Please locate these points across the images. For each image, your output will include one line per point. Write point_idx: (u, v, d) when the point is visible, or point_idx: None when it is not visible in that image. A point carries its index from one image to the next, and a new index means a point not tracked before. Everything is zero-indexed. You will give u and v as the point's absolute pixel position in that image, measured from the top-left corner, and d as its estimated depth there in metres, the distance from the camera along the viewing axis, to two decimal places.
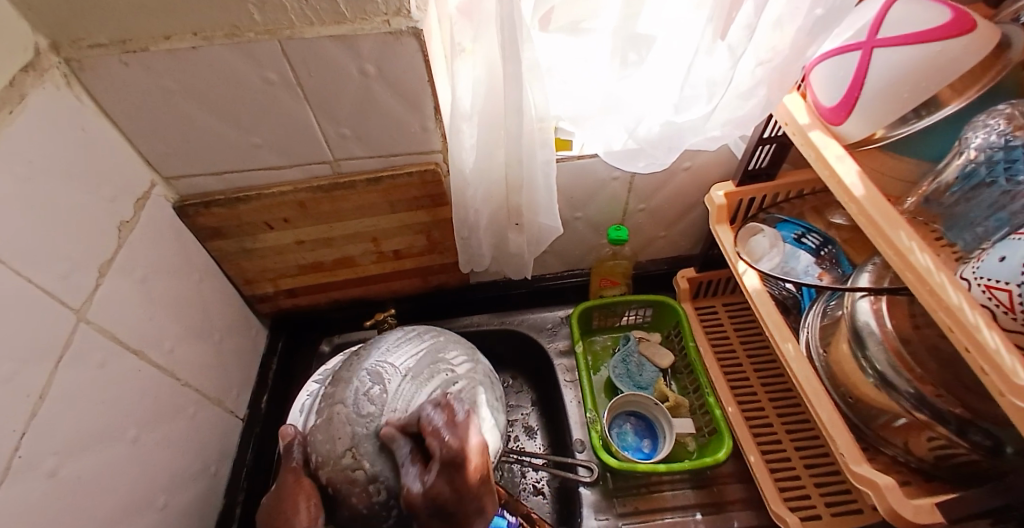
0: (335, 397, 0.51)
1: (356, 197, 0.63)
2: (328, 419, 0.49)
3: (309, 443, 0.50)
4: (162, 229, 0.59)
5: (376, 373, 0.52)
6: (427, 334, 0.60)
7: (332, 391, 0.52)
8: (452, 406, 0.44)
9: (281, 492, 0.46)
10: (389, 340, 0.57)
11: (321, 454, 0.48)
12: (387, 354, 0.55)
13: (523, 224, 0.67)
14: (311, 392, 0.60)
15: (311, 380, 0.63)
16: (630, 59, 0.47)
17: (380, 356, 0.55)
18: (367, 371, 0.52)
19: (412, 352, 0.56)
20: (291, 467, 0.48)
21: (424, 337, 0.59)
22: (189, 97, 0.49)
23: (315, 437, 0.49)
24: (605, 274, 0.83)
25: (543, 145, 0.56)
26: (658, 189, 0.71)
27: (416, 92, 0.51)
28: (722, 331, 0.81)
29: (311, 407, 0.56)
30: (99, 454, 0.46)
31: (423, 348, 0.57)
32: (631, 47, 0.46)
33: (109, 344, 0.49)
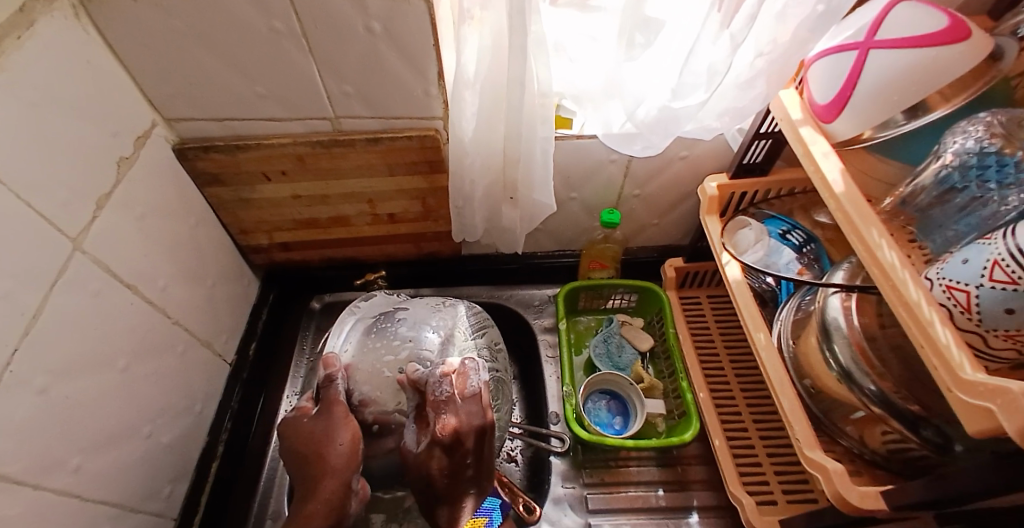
0: (417, 347, 0.64)
1: (355, 156, 0.64)
2: (400, 365, 0.62)
3: (359, 380, 0.61)
4: (161, 169, 0.60)
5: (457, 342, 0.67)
6: (483, 318, 0.74)
7: (413, 337, 0.65)
8: (467, 375, 0.53)
9: (333, 422, 0.53)
10: (456, 313, 0.70)
11: (373, 395, 0.60)
12: (460, 325, 0.69)
13: (518, 198, 0.68)
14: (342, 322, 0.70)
15: (357, 302, 0.73)
16: (636, 40, 0.48)
17: (446, 325, 0.68)
18: (450, 337, 0.67)
19: (477, 327, 0.71)
20: (338, 403, 0.55)
21: (481, 320, 0.73)
22: (193, 38, 0.49)
23: (368, 374, 0.61)
24: (595, 256, 0.85)
25: (543, 122, 0.57)
26: (654, 176, 0.72)
27: (420, 55, 0.52)
28: (701, 321, 0.83)
29: (358, 343, 0.65)
30: (88, 378, 0.48)
31: (484, 327, 0.73)
32: (637, 26, 0.47)
33: (105, 276, 0.50)
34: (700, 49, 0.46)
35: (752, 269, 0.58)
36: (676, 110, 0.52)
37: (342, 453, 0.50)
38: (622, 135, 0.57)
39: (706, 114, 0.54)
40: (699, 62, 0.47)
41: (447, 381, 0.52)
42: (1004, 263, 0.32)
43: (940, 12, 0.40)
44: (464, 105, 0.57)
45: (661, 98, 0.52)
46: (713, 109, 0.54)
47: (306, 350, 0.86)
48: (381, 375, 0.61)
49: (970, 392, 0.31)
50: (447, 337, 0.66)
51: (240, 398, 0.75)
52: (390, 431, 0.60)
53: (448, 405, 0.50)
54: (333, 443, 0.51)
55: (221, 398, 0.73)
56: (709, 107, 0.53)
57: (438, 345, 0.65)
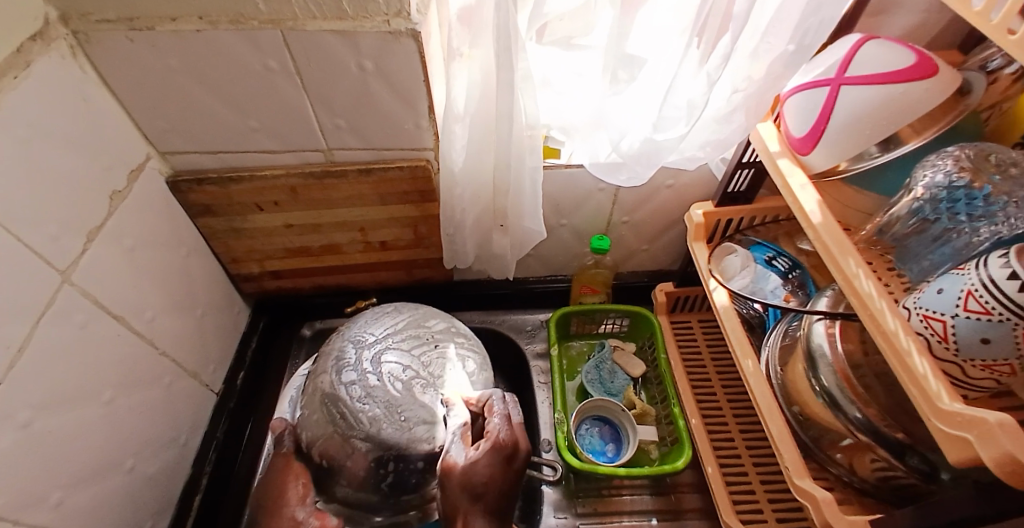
0: (319, 372, 0.60)
1: (346, 187, 0.65)
2: (314, 397, 0.58)
3: (303, 427, 0.58)
4: (154, 201, 0.60)
5: (357, 341, 0.60)
6: (411, 307, 0.66)
7: (316, 367, 0.61)
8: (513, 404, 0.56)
9: (274, 471, 0.58)
10: (370, 313, 0.65)
11: (310, 431, 0.57)
12: (376, 322, 0.63)
13: (508, 226, 0.69)
14: (297, 384, 0.69)
15: (299, 372, 0.71)
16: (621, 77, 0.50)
17: (346, 333, 0.62)
18: (349, 341, 0.61)
19: (397, 316, 0.64)
20: (280, 452, 0.59)
21: (405, 308, 0.65)
22: (190, 76, 0.51)
23: (304, 419, 0.59)
24: (586, 282, 0.85)
25: (531, 152, 0.58)
26: (642, 203, 0.74)
27: (411, 91, 0.53)
28: (692, 346, 0.83)
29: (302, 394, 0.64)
30: (71, 411, 0.47)
31: (410, 313, 0.65)
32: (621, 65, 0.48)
33: (92, 308, 0.50)
34: (681, 86, 0.48)
35: (739, 296, 0.58)
36: (658, 143, 0.54)
37: (288, 499, 0.55)
38: (607, 165, 0.59)
39: (687, 146, 0.56)
40: (680, 97, 0.49)
41: (511, 403, 0.56)
42: (978, 294, 0.33)
43: (907, 49, 0.42)
44: (454, 137, 0.58)
45: (644, 131, 0.54)
46: (694, 142, 0.56)
47: None
48: (306, 414, 0.58)
49: (947, 422, 0.31)
50: (351, 339, 0.61)
51: (225, 430, 0.74)
52: (342, 461, 0.55)
53: (502, 423, 0.51)
54: (280, 492, 0.56)
55: (206, 429, 0.71)
56: (690, 140, 0.55)
57: (342, 350, 0.60)
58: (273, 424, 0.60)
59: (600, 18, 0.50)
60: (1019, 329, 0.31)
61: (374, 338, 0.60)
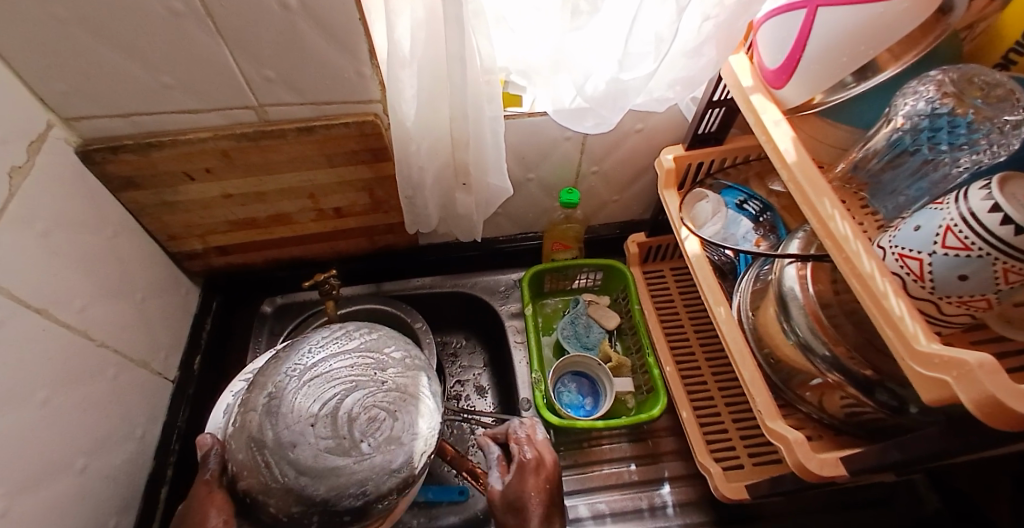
0: (248, 403, 0.45)
1: (287, 148, 0.58)
2: (239, 431, 0.44)
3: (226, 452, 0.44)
4: (64, 176, 0.53)
5: (297, 369, 0.46)
6: (358, 329, 0.51)
7: (246, 395, 0.46)
8: (533, 425, 0.59)
9: (190, 508, 0.42)
10: (311, 339, 0.49)
11: (233, 466, 0.43)
12: (315, 355, 0.47)
13: (471, 184, 0.64)
14: (235, 393, 0.52)
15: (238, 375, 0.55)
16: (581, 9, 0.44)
17: (290, 353, 0.48)
18: (288, 367, 0.46)
19: (344, 345, 0.49)
20: (201, 481, 0.44)
21: (351, 333, 0.50)
22: (81, 26, 0.43)
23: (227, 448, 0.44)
24: (558, 238, 0.82)
25: (490, 101, 0.54)
26: (612, 151, 0.70)
27: (348, 32, 0.47)
28: (665, 295, 0.83)
29: (229, 408, 0.50)
30: (3, 418, 0.43)
31: (359, 339, 0.50)
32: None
33: (8, 302, 0.44)
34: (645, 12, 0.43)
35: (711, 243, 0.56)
36: (623, 82, 0.50)
37: None
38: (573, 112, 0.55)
39: (655, 85, 0.52)
40: (644, 28, 0.44)
41: (524, 423, 0.59)
42: (956, 229, 0.32)
43: None
44: (402, 86, 0.52)
45: (609, 70, 0.49)
46: (662, 80, 0.52)
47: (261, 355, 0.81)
48: (230, 445, 0.44)
49: (925, 365, 0.31)
50: (291, 362, 0.47)
51: (188, 416, 0.70)
52: (263, 508, 0.41)
53: (525, 447, 0.55)
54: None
55: (166, 417, 0.67)
56: (658, 78, 0.51)
57: (276, 382, 0.45)
58: (197, 441, 0.47)
59: None
60: (997, 265, 0.30)
61: (318, 363, 0.47)
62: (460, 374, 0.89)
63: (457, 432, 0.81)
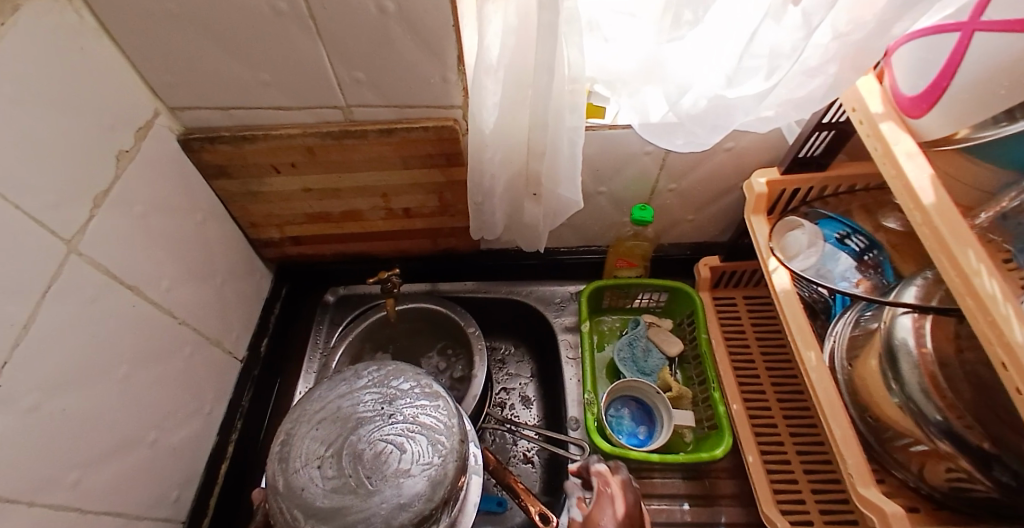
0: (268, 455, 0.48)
1: (366, 148, 0.59)
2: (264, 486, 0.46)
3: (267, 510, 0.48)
4: (165, 162, 0.56)
5: (303, 414, 0.48)
6: (369, 367, 0.52)
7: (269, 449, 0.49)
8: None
9: None
10: (324, 382, 0.51)
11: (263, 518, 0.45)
12: (325, 397, 0.49)
13: (542, 195, 0.62)
14: None
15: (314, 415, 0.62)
16: (684, 17, 0.41)
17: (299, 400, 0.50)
18: (296, 414, 0.49)
19: (353, 384, 0.50)
20: None
21: (360, 371, 0.51)
22: (193, 23, 0.45)
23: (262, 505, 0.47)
24: (623, 255, 0.78)
25: (571, 111, 0.52)
26: (695, 169, 0.65)
27: (439, 38, 0.47)
28: (735, 325, 0.77)
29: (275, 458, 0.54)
30: (88, 389, 0.46)
31: (369, 376, 0.51)
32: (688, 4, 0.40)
33: (102, 279, 0.47)
34: (766, 30, 0.40)
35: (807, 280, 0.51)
36: (729, 101, 0.46)
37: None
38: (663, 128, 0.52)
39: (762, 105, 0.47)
40: (763, 45, 0.41)
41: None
42: None
43: None
44: (485, 93, 0.51)
45: (714, 87, 0.46)
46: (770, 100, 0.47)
47: (320, 344, 0.84)
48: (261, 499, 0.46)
49: None
50: (299, 408, 0.49)
51: (251, 396, 0.73)
52: None
53: None
54: None
55: (232, 397, 0.70)
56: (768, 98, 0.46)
57: (287, 428, 0.48)
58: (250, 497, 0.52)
59: None
60: None
61: (323, 405, 0.48)
62: (506, 381, 0.88)
63: (499, 441, 0.79)
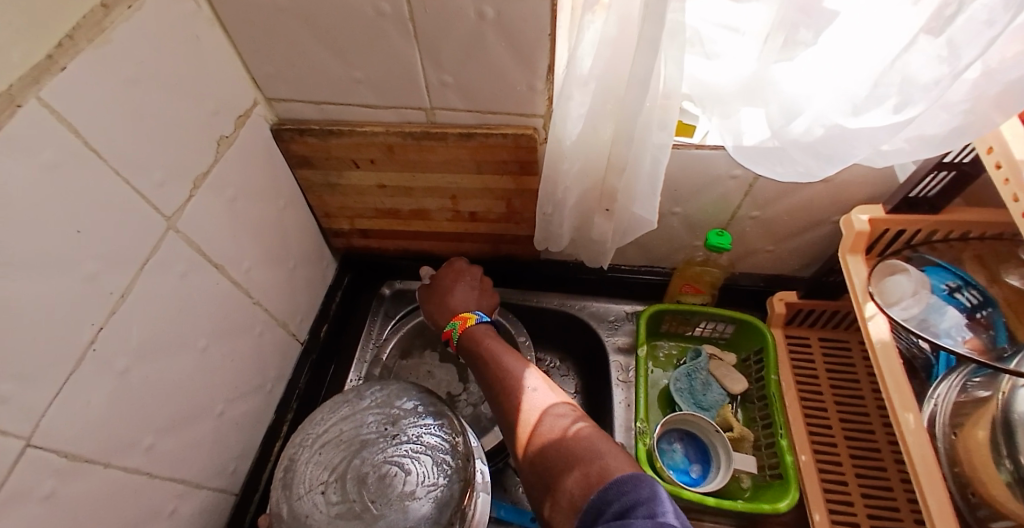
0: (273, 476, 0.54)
1: (444, 150, 0.59)
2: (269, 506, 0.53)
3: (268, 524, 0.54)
4: (258, 149, 0.59)
5: (306, 440, 0.54)
6: (371, 388, 0.59)
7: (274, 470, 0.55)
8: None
9: None
10: (326, 404, 0.58)
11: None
12: (329, 419, 0.56)
13: (614, 211, 0.60)
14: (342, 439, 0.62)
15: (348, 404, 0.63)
16: (797, 36, 0.40)
17: (302, 424, 0.56)
18: (300, 439, 0.55)
19: (356, 405, 0.57)
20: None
21: (364, 392, 0.58)
22: (300, 18, 0.47)
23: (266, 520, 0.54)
24: (690, 280, 0.74)
25: (660, 127, 0.49)
26: (785, 197, 0.61)
27: (533, 45, 0.46)
28: (807, 369, 0.71)
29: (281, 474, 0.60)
30: (170, 357, 0.49)
31: (372, 397, 0.58)
32: (803, 21, 0.38)
33: (194, 256, 0.50)
34: (907, 54, 0.36)
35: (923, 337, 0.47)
36: (848, 131, 0.42)
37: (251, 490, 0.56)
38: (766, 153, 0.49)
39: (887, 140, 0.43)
40: (899, 71, 0.37)
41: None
42: None
43: None
44: (571, 103, 0.50)
45: (831, 115, 0.42)
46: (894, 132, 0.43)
47: (373, 335, 0.84)
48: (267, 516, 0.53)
49: None
50: (303, 432, 0.55)
51: (307, 379, 0.75)
52: None
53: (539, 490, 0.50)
54: None
55: (290, 381, 0.73)
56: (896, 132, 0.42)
57: (290, 453, 0.54)
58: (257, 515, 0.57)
59: None
60: None
61: (328, 433, 0.55)
62: None
63: None
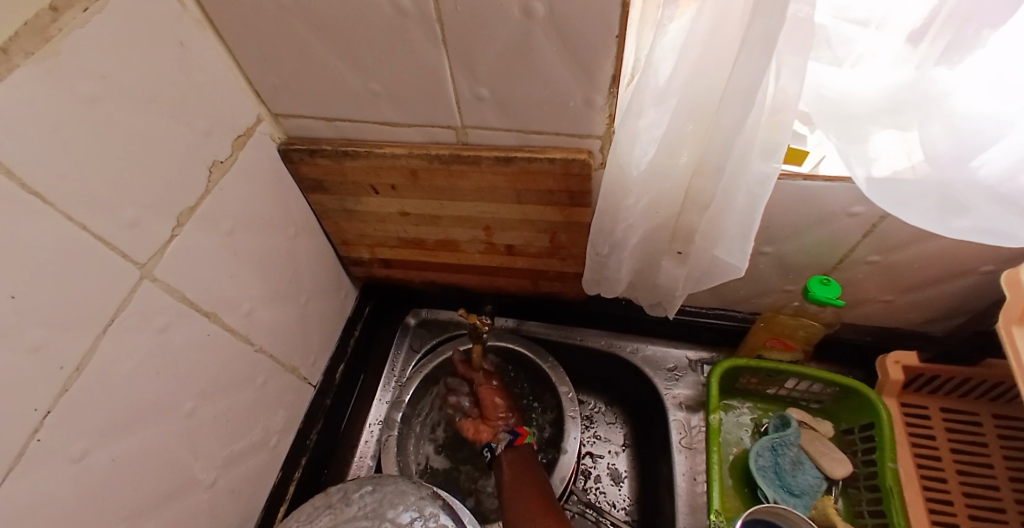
0: None
1: (476, 177, 0.49)
2: None
3: None
4: (263, 174, 0.51)
5: None
6: (362, 489, 0.49)
7: None
8: None
9: None
10: (304, 508, 0.49)
11: None
12: None
13: (687, 254, 0.48)
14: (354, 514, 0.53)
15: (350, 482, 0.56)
16: (973, 36, 0.28)
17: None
18: None
19: (340, 514, 0.48)
20: None
21: (352, 496, 0.49)
22: (303, 18, 0.38)
23: None
24: (778, 334, 0.61)
25: (766, 155, 0.36)
26: (922, 240, 0.46)
27: (593, 51, 0.35)
28: (926, 449, 0.57)
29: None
30: (145, 430, 0.41)
31: (361, 503, 0.48)
32: (986, 13, 0.27)
33: (176, 306, 0.42)
34: None
35: None
36: None
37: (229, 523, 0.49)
38: (939, 207, 0.37)
39: None
40: None
41: None
42: None
43: None
44: (640, 121, 0.39)
45: None
46: None
47: (396, 371, 0.78)
48: None
49: None
50: None
51: (320, 429, 0.68)
52: None
53: None
54: None
55: (301, 429, 0.65)
56: None
57: None
58: None
59: None
60: None
61: None
62: (592, 446, 0.74)
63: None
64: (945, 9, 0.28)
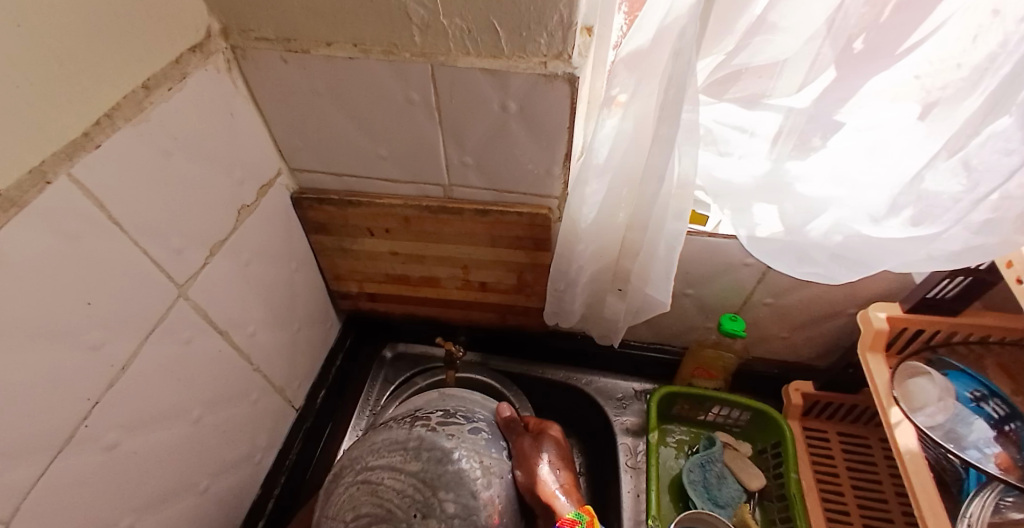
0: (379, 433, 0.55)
1: (459, 224, 0.60)
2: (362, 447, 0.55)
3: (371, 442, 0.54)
4: (277, 215, 0.60)
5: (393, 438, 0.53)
6: (456, 456, 0.51)
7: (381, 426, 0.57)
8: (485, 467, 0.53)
9: None
10: (442, 440, 0.52)
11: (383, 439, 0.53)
12: (416, 446, 0.51)
13: (627, 291, 0.60)
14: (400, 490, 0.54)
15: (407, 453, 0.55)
16: (810, 143, 0.43)
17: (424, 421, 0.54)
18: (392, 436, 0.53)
19: (437, 462, 0.49)
20: None
21: (450, 456, 0.50)
22: (332, 100, 0.50)
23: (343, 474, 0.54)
24: (703, 364, 0.73)
25: (676, 217, 0.48)
26: (801, 287, 0.60)
27: (552, 137, 0.48)
28: (826, 466, 0.68)
29: None
30: (162, 430, 0.47)
31: (448, 465, 0.50)
32: (816, 128, 0.42)
33: (200, 323, 0.50)
34: (930, 173, 0.37)
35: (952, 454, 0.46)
36: (871, 239, 0.44)
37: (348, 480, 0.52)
38: (795, 259, 0.50)
39: (914, 253, 0.43)
40: (922, 188, 0.38)
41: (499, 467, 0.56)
42: None
43: None
44: (587, 188, 0.52)
45: (853, 222, 0.45)
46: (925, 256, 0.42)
47: (371, 401, 0.82)
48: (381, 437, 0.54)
49: None
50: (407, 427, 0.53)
51: (298, 449, 0.73)
52: None
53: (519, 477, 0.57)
54: None
55: (280, 450, 0.70)
56: (926, 250, 0.42)
57: (388, 431, 0.54)
58: None
59: (813, 82, 0.39)
60: None
61: (415, 450, 0.51)
62: None
63: None
64: (788, 124, 0.43)
